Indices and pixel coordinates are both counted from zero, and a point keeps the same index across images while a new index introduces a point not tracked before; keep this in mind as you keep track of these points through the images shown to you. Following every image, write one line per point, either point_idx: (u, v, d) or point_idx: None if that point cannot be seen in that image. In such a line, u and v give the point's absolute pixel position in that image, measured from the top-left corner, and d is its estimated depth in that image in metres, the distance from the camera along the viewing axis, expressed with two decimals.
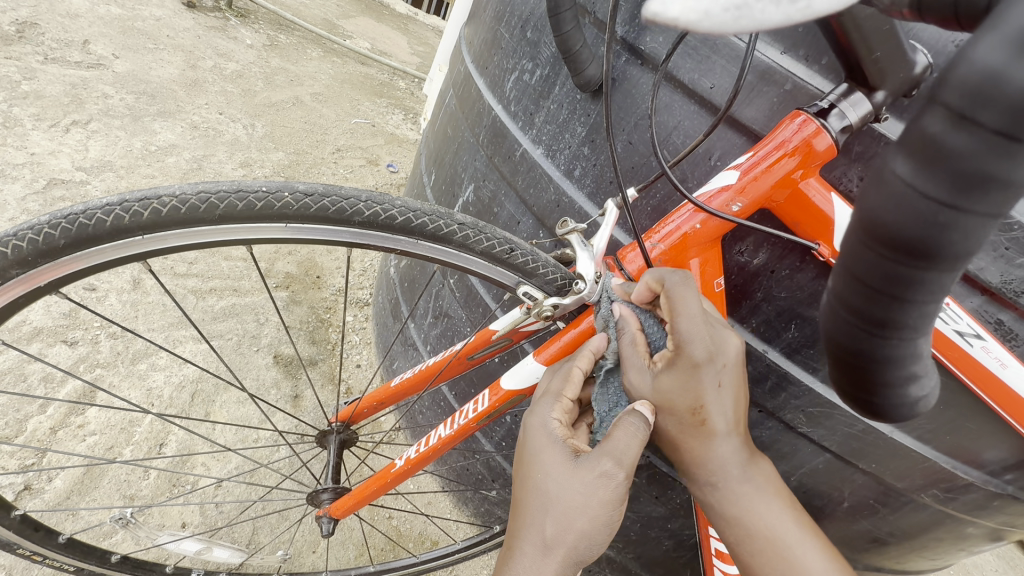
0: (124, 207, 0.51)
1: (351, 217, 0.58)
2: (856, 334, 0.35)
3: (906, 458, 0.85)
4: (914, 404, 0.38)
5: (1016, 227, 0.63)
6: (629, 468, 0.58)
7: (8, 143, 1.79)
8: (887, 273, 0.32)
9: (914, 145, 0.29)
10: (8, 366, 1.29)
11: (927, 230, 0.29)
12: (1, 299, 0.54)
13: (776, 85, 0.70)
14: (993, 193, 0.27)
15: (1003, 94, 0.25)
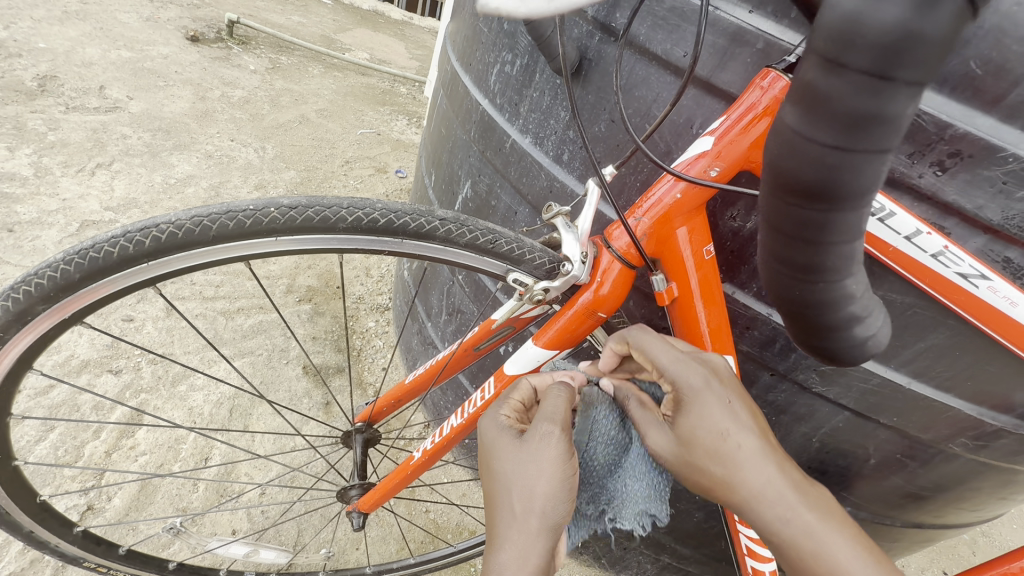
0: (128, 238, 0.55)
1: (336, 225, 0.61)
2: (802, 281, 0.41)
3: (929, 410, 0.83)
4: (869, 337, 0.45)
5: (1012, 159, 0.60)
6: (563, 422, 0.61)
7: (42, 192, 1.91)
8: (801, 219, 0.38)
9: (801, 98, 0.35)
10: (62, 398, 1.39)
11: (825, 172, 0.35)
12: (33, 332, 0.59)
13: (748, 45, 0.69)
14: (872, 130, 0.33)
15: (863, 37, 0.31)
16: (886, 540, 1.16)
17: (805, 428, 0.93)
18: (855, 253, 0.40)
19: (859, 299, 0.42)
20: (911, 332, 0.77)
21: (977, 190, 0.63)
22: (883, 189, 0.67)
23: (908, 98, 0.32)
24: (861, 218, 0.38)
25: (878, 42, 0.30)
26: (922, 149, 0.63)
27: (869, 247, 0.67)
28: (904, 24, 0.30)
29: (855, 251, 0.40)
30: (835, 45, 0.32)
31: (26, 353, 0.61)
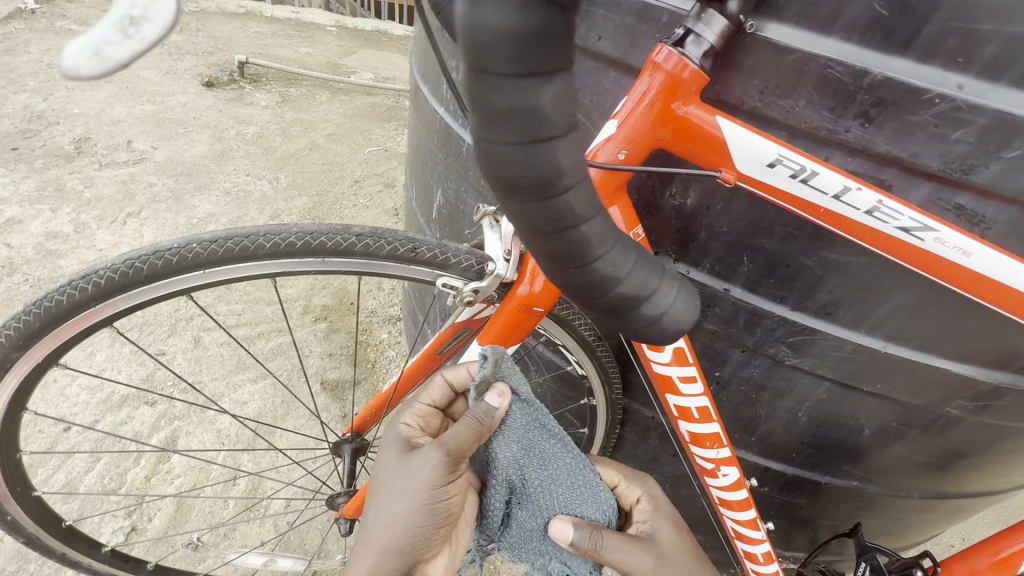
0: (74, 286, 0.62)
1: (255, 252, 0.64)
2: (567, 273, 0.37)
3: (913, 373, 0.79)
4: (661, 310, 0.41)
5: (939, 100, 0.56)
6: (449, 451, 0.58)
7: (81, 245, 2.08)
8: (543, 219, 0.33)
9: (471, 104, 0.28)
10: (106, 431, 1.52)
11: (535, 171, 0.30)
12: (15, 378, 0.67)
13: (654, 21, 0.68)
14: (549, 115, 0.28)
15: (489, 27, 0.25)
16: (909, 512, 1.09)
17: (789, 403, 0.90)
18: (602, 234, 0.36)
19: (630, 275, 0.38)
20: (875, 293, 0.73)
21: (909, 138, 0.59)
22: (812, 149, 0.64)
23: (549, 74, 0.27)
24: (582, 202, 0.33)
25: (504, 27, 0.25)
26: (843, 102, 0.60)
27: (799, 211, 0.64)
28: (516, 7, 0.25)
29: (600, 232, 0.36)
30: (464, 30, 0.25)
31: (16, 396, 0.69)
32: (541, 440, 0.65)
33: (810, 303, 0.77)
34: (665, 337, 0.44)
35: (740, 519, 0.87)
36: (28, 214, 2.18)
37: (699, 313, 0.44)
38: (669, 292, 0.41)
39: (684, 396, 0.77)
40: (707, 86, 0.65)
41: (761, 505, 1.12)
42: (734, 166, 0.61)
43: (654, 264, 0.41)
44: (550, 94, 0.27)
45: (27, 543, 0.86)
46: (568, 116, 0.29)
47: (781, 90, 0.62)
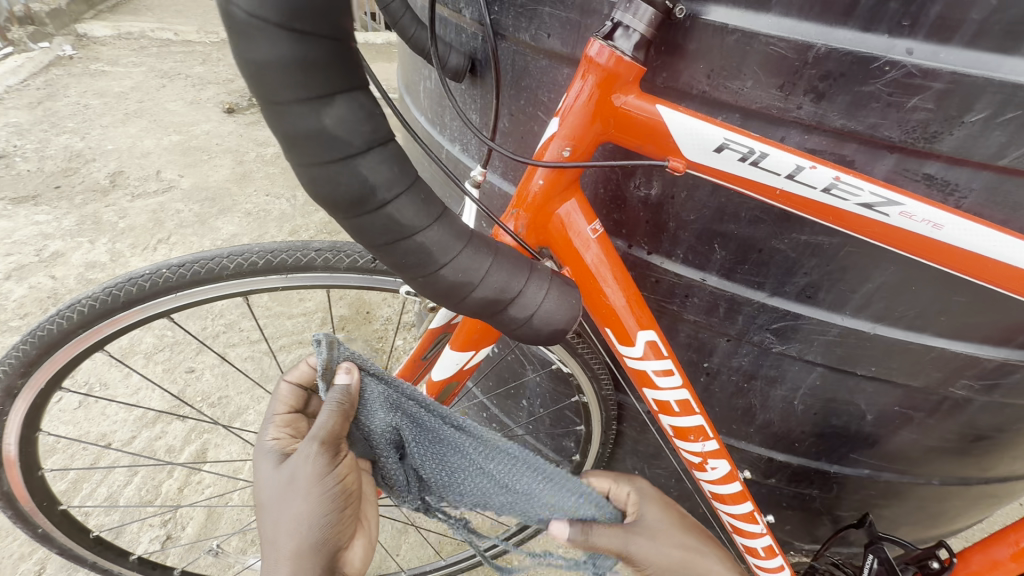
0: (76, 308, 0.74)
1: (223, 272, 0.75)
2: (424, 281, 0.49)
3: (908, 353, 0.74)
4: (527, 310, 0.52)
5: (888, 69, 0.54)
6: (325, 436, 0.60)
7: (117, 273, 2.18)
8: (375, 228, 0.44)
9: (286, 142, 0.40)
10: (143, 446, 1.58)
11: (348, 185, 0.41)
12: (37, 385, 0.80)
13: (597, 14, 0.68)
14: (339, 141, 0.40)
15: (272, 79, 0.37)
16: (935, 503, 1.02)
17: (783, 391, 0.86)
18: (438, 243, 0.47)
19: (484, 278, 0.50)
20: (854, 273, 0.70)
21: (863, 110, 0.57)
22: (766, 130, 0.62)
23: (326, 103, 0.39)
24: (408, 217, 0.45)
25: (283, 80, 0.37)
26: (791, 79, 0.58)
27: (756, 194, 0.61)
28: (283, 62, 0.36)
29: (437, 241, 0.47)
30: (250, 74, 0.37)
31: (38, 400, 0.82)
32: (410, 404, 0.67)
33: (789, 287, 0.74)
34: (535, 331, 0.54)
35: (734, 513, 0.85)
36: (70, 246, 2.28)
37: (570, 313, 0.55)
38: (534, 293, 0.52)
39: (662, 390, 0.75)
40: (655, 75, 0.64)
41: (770, 499, 1.05)
42: (681, 154, 0.60)
43: (515, 271, 0.52)
44: (331, 119, 0.39)
45: (59, 552, 0.96)
46: (360, 138, 0.41)
47: (727, 72, 0.60)
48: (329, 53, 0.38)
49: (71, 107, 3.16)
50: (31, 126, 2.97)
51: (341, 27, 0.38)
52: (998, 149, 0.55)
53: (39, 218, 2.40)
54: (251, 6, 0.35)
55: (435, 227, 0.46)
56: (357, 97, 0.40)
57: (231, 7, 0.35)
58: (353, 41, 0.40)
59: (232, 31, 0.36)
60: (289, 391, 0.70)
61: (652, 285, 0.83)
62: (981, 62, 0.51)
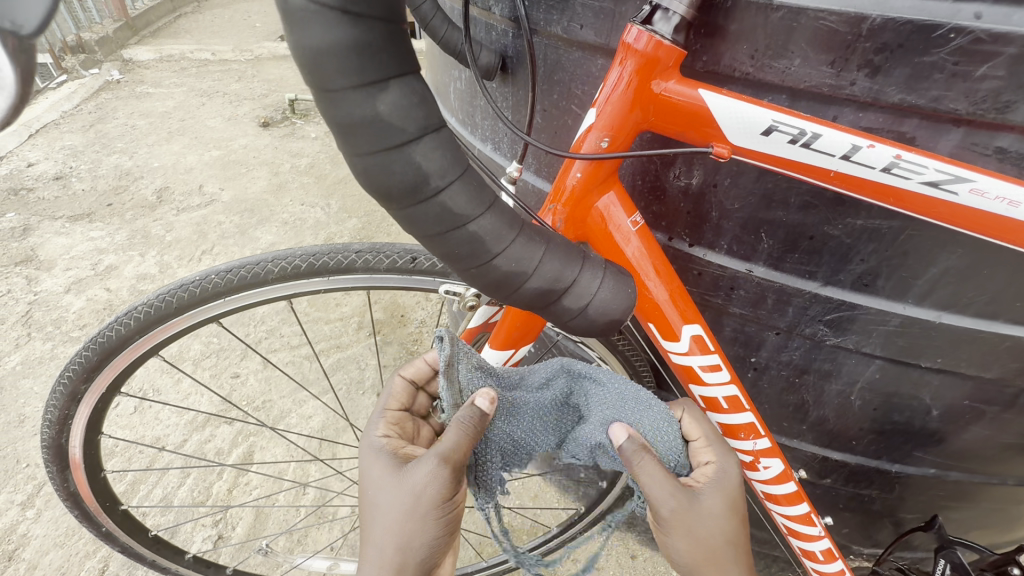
0: (133, 315, 0.77)
1: (267, 276, 0.77)
2: (477, 270, 0.48)
3: (978, 343, 0.69)
4: (582, 299, 0.51)
5: (954, 37, 0.50)
6: (451, 463, 0.61)
7: (165, 284, 2.27)
8: (429, 218, 0.44)
9: (339, 129, 0.40)
10: (193, 449, 1.63)
11: (403, 173, 0.41)
12: (98, 389, 0.84)
13: (631, 1, 0.66)
14: (392, 129, 0.40)
15: (329, 65, 0.37)
16: (1010, 505, 0.95)
17: (838, 386, 0.81)
18: (491, 231, 0.46)
19: (537, 268, 0.49)
20: (916, 258, 0.65)
21: (925, 84, 0.53)
22: (816, 110, 0.59)
23: (379, 89, 0.39)
24: (462, 206, 0.44)
25: (338, 67, 0.37)
26: (843, 54, 0.55)
27: (806, 178, 0.58)
28: (339, 48, 0.36)
29: (490, 230, 0.46)
30: (305, 62, 0.37)
31: (99, 404, 0.86)
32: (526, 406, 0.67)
33: (843, 275, 0.70)
34: (588, 321, 0.53)
35: (789, 514, 0.81)
36: (122, 260, 2.40)
37: (626, 303, 0.53)
38: (589, 281, 0.51)
39: (708, 386, 0.73)
40: (694, 60, 0.62)
41: (826, 500, 1.00)
42: (726, 139, 0.57)
43: (567, 260, 0.51)
44: (385, 105, 0.39)
45: (121, 550, 1.01)
46: (413, 124, 0.40)
47: (773, 51, 0.57)
48: (382, 38, 0.38)
49: (119, 129, 3.33)
50: (85, 148, 3.14)
51: (393, 12, 0.38)
52: None
53: (94, 234, 2.54)
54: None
55: (488, 215, 0.46)
56: (409, 84, 0.40)
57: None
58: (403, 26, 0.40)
59: (288, 19, 0.36)
60: (403, 386, 0.74)
61: (694, 278, 0.80)
62: None
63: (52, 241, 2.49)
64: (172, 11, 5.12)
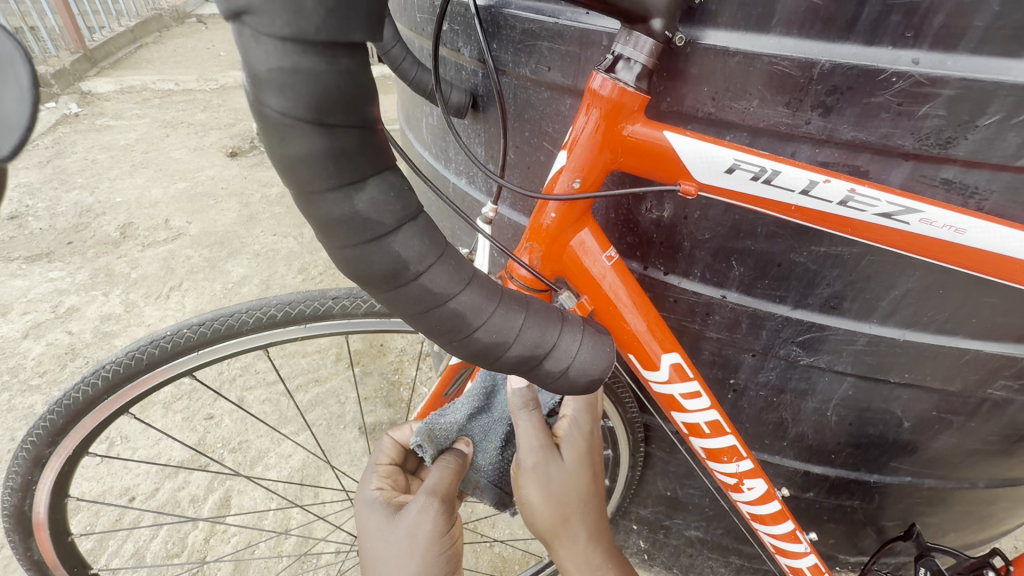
0: (100, 374, 0.75)
1: (241, 328, 0.76)
2: (457, 344, 0.46)
3: (941, 358, 0.73)
4: (562, 363, 0.49)
5: (898, 81, 0.53)
6: (443, 494, 0.64)
7: (131, 324, 2.19)
8: (409, 299, 0.42)
9: (318, 226, 0.38)
10: (166, 498, 1.56)
11: (381, 262, 0.40)
12: (64, 452, 0.80)
13: (597, 46, 0.68)
14: (372, 223, 0.38)
15: (306, 171, 0.35)
16: (981, 507, 0.99)
17: (814, 403, 0.84)
18: (471, 308, 0.44)
19: (518, 336, 0.47)
20: (878, 281, 0.69)
21: (873, 123, 0.56)
22: (776, 146, 0.62)
23: (356, 187, 0.37)
24: (442, 285, 0.42)
25: (314, 172, 0.35)
26: (797, 95, 0.58)
27: (769, 211, 0.61)
28: (313, 155, 0.34)
29: (470, 305, 0.44)
30: (284, 168, 0.35)
31: (66, 466, 0.82)
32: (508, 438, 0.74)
33: (812, 299, 0.73)
34: (570, 383, 0.51)
35: (776, 533, 0.83)
36: (85, 301, 2.31)
37: (604, 361, 0.52)
38: (568, 344, 0.49)
39: (690, 413, 0.74)
40: (659, 101, 0.64)
41: (810, 513, 1.02)
42: (692, 177, 0.60)
43: (547, 323, 0.49)
44: (363, 203, 0.37)
45: None
46: (391, 217, 0.39)
47: (732, 92, 0.60)
48: (360, 142, 0.36)
49: (79, 164, 3.23)
50: (42, 185, 3.03)
51: (370, 113, 0.36)
52: (1015, 150, 0.54)
53: (53, 275, 2.44)
54: (283, 105, 0.33)
55: (469, 289, 0.44)
56: (386, 177, 0.38)
57: (263, 106, 0.33)
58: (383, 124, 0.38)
59: (263, 127, 0.34)
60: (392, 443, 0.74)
61: (670, 305, 0.82)
62: (990, 66, 0.51)
63: (7, 284, 2.38)
64: (133, 42, 5.03)
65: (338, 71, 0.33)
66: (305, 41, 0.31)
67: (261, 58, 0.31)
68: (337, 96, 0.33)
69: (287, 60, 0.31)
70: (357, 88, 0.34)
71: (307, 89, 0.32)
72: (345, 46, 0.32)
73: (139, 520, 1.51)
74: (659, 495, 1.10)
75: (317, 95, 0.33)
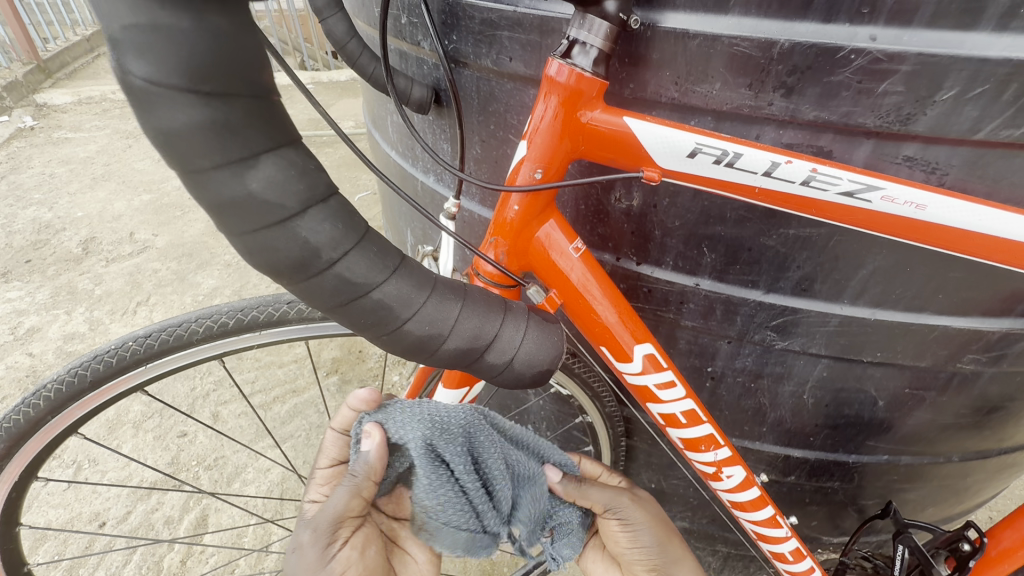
0: (39, 395, 0.70)
1: (190, 338, 0.72)
2: (388, 338, 0.44)
3: (911, 335, 0.73)
4: (506, 354, 0.48)
5: (857, 58, 0.53)
6: (324, 525, 0.57)
7: (96, 343, 2.10)
8: (323, 289, 0.40)
9: (211, 211, 0.36)
10: (138, 521, 1.49)
11: (284, 245, 0.37)
12: (9, 479, 0.75)
13: (557, 32, 0.67)
14: (270, 205, 0.36)
15: (183, 147, 0.32)
16: (957, 480, 1.01)
17: (790, 387, 0.84)
18: (398, 298, 0.42)
19: (453, 327, 0.45)
20: (847, 262, 0.69)
21: (835, 102, 0.56)
22: (740, 130, 0.61)
23: (248, 165, 0.34)
24: (361, 274, 0.40)
25: (192, 147, 0.32)
26: (759, 77, 0.57)
27: (734, 195, 0.60)
28: (185, 127, 0.32)
29: (396, 295, 0.42)
30: (158, 142, 0.32)
31: (13, 492, 0.77)
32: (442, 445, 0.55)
33: (783, 282, 0.72)
34: (515, 373, 0.50)
35: (757, 520, 0.82)
36: (46, 321, 2.21)
37: (553, 351, 0.50)
38: (512, 333, 0.48)
39: (666, 403, 0.73)
40: (622, 87, 0.63)
41: (792, 496, 1.02)
42: (655, 163, 0.58)
43: (487, 313, 0.47)
44: (258, 182, 0.35)
45: None
46: (294, 199, 0.36)
47: (694, 77, 0.59)
48: (248, 110, 0.34)
49: (36, 179, 3.10)
50: None
51: (257, 81, 0.34)
52: (973, 124, 0.55)
53: (11, 295, 2.33)
54: (148, 70, 0.30)
55: (392, 278, 0.42)
56: (286, 154, 0.36)
57: (126, 74, 0.30)
58: (277, 96, 0.36)
59: (130, 99, 0.31)
60: (340, 445, 0.71)
61: (644, 295, 0.81)
62: (945, 40, 0.51)
63: None
64: (91, 52, 4.86)
65: (208, 31, 0.31)
66: None
67: (114, 17, 0.29)
68: (209, 60, 0.31)
69: (144, 16, 0.29)
70: (232, 50, 0.32)
71: (172, 50, 0.30)
72: (218, 4, 0.31)
73: (110, 545, 1.44)
74: (644, 487, 1.09)
75: (187, 59, 0.30)
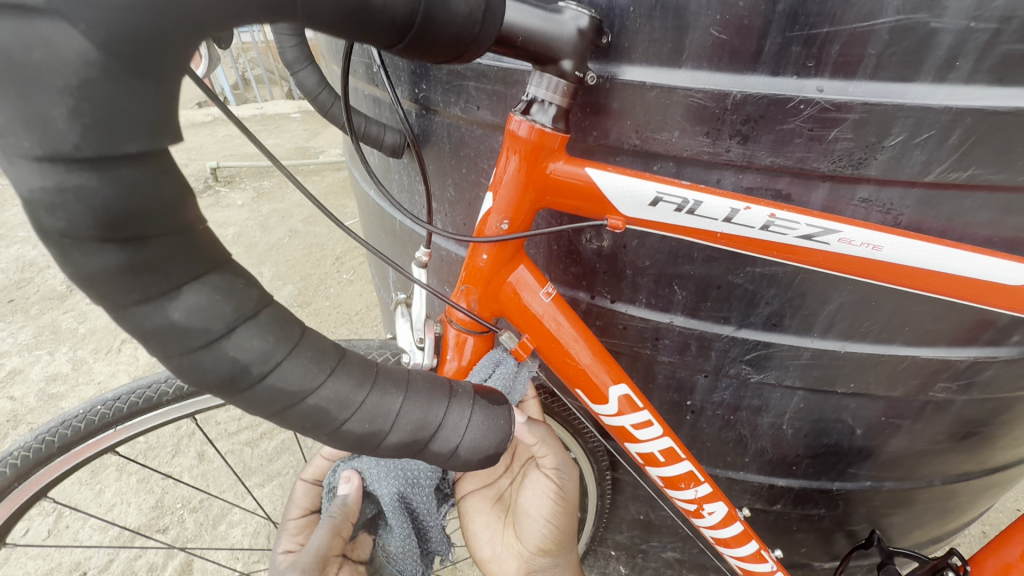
0: (5, 463, 0.69)
1: (160, 400, 0.72)
2: (329, 437, 0.43)
3: (882, 366, 0.74)
4: (451, 442, 0.48)
5: (806, 108, 0.55)
6: (315, 556, 0.64)
7: (80, 383, 2.06)
8: (255, 400, 0.39)
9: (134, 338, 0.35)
10: (121, 570, 1.45)
11: (211, 368, 0.36)
12: None
13: (521, 82, 0.68)
14: (194, 335, 0.35)
15: (101, 290, 0.31)
16: (942, 502, 1.01)
17: (769, 418, 0.84)
18: (335, 400, 0.42)
19: (396, 421, 0.45)
20: (814, 297, 0.70)
21: (789, 147, 0.58)
22: (701, 174, 0.62)
23: (169, 297, 0.34)
24: (295, 383, 0.39)
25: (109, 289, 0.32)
26: (715, 125, 0.59)
27: (697, 239, 0.61)
28: (100, 274, 0.31)
29: (333, 397, 0.41)
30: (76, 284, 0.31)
31: None
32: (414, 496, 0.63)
33: (754, 317, 0.73)
34: (463, 462, 0.50)
35: (742, 555, 0.82)
36: (28, 361, 2.17)
37: (498, 436, 0.51)
38: (457, 419, 0.48)
39: (643, 442, 0.73)
40: (585, 135, 0.65)
41: (781, 524, 1.01)
42: (618, 212, 0.60)
43: (432, 401, 0.47)
44: (180, 311, 0.34)
45: None
46: (221, 322, 0.35)
47: (653, 125, 0.61)
48: (171, 248, 0.33)
49: (21, 217, 3.09)
50: None
51: (180, 220, 0.33)
52: (922, 167, 0.56)
53: None
54: (61, 225, 0.29)
55: (329, 380, 0.41)
56: (211, 281, 0.35)
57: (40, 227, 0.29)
58: (203, 223, 0.35)
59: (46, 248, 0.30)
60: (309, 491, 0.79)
61: (620, 332, 0.82)
62: (888, 91, 0.53)
63: None
64: None
65: (119, 184, 0.29)
66: (63, 160, 0.28)
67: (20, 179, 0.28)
68: (122, 212, 0.30)
69: (50, 179, 0.28)
70: (147, 195, 0.31)
71: (82, 205, 0.29)
72: None
73: None
74: (633, 519, 1.08)
75: (101, 211, 0.30)
